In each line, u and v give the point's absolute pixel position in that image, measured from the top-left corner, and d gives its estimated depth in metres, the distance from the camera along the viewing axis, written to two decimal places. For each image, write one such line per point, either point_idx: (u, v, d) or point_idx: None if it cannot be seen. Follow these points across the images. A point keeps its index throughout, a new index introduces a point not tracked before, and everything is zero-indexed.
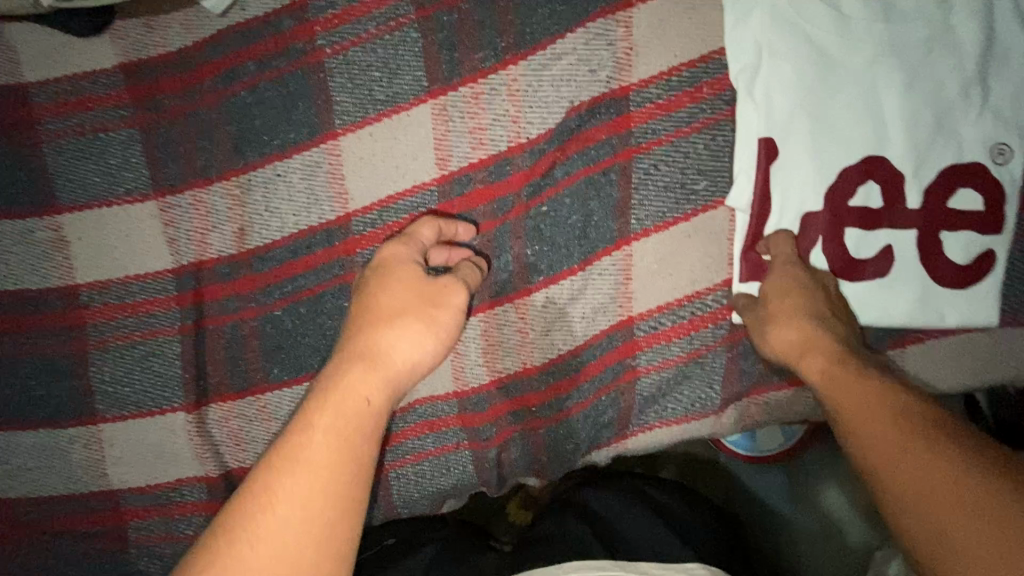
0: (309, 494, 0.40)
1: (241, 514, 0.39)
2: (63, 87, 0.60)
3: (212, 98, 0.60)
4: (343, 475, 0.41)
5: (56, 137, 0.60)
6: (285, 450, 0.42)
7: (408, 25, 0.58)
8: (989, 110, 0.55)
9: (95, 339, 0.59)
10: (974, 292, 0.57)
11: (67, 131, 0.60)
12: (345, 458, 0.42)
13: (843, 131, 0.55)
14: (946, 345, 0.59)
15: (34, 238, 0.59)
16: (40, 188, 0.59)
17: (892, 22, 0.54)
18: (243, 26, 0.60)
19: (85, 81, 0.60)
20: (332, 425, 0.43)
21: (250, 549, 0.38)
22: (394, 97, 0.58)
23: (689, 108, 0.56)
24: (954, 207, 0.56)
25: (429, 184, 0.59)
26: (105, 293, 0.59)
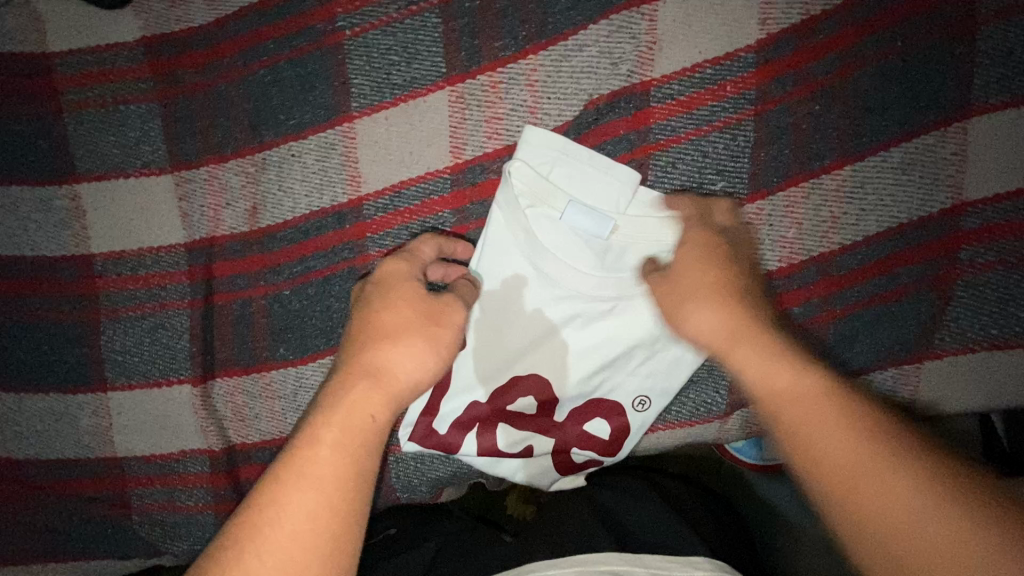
0: (307, 503, 0.39)
1: (250, 522, 0.39)
2: (86, 58, 0.61)
3: (232, 75, 0.60)
4: (348, 492, 0.41)
5: (77, 107, 0.60)
6: (290, 464, 0.41)
7: (429, 10, 0.57)
8: None
9: (107, 309, 0.60)
10: (1008, 310, 0.53)
11: (88, 102, 0.60)
12: (347, 471, 0.41)
13: (869, 137, 0.53)
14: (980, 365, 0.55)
15: (52, 205, 0.60)
16: (59, 157, 0.60)
17: (931, 24, 0.51)
18: (265, 4, 0.60)
19: (108, 53, 0.61)
20: (336, 441, 0.42)
21: (256, 562, 0.37)
22: (411, 82, 0.58)
23: (711, 106, 0.55)
24: (979, 223, 0.52)
25: (442, 172, 0.59)
26: (119, 264, 0.60)
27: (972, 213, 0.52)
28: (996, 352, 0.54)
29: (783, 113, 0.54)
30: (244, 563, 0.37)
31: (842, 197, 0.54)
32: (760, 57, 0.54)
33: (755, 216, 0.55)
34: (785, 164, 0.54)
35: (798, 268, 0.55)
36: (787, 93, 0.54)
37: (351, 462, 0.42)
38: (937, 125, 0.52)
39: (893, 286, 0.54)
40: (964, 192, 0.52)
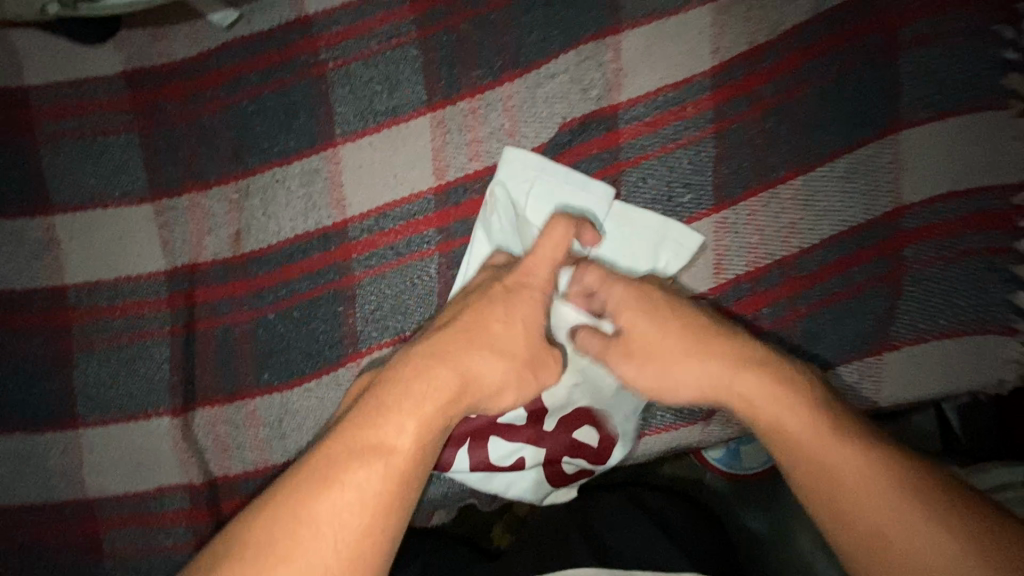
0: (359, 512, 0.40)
1: (297, 497, 0.40)
2: (64, 91, 0.61)
3: (215, 106, 0.61)
4: (393, 504, 0.41)
5: (53, 139, 0.60)
6: (349, 450, 0.42)
7: (409, 43, 0.61)
8: (961, 125, 0.57)
9: (80, 340, 0.58)
10: (954, 301, 0.58)
11: (65, 134, 0.60)
12: (400, 482, 0.42)
13: (816, 150, 0.59)
14: (937, 354, 0.58)
15: (25, 236, 0.59)
16: (34, 188, 0.59)
17: (859, 50, 0.58)
18: (248, 38, 0.62)
19: (87, 86, 0.61)
20: (400, 455, 0.42)
21: (300, 538, 0.39)
22: (394, 109, 0.61)
23: (674, 125, 0.59)
24: (919, 223, 0.58)
25: (426, 192, 0.61)
26: (95, 294, 0.59)
27: (911, 215, 0.58)
28: (946, 340, 0.58)
29: (739, 130, 0.59)
30: (289, 537, 0.39)
31: (797, 204, 0.59)
32: (715, 82, 0.59)
33: (721, 224, 0.60)
34: (745, 176, 0.59)
35: (763, 271, 0.60)
36: (741, 112, 0.59)
37: (409, 479, 0.42)
38: (873, 138, 0.58)
39: (849, 284, 0.59)
40: (902, 197, 0.58)
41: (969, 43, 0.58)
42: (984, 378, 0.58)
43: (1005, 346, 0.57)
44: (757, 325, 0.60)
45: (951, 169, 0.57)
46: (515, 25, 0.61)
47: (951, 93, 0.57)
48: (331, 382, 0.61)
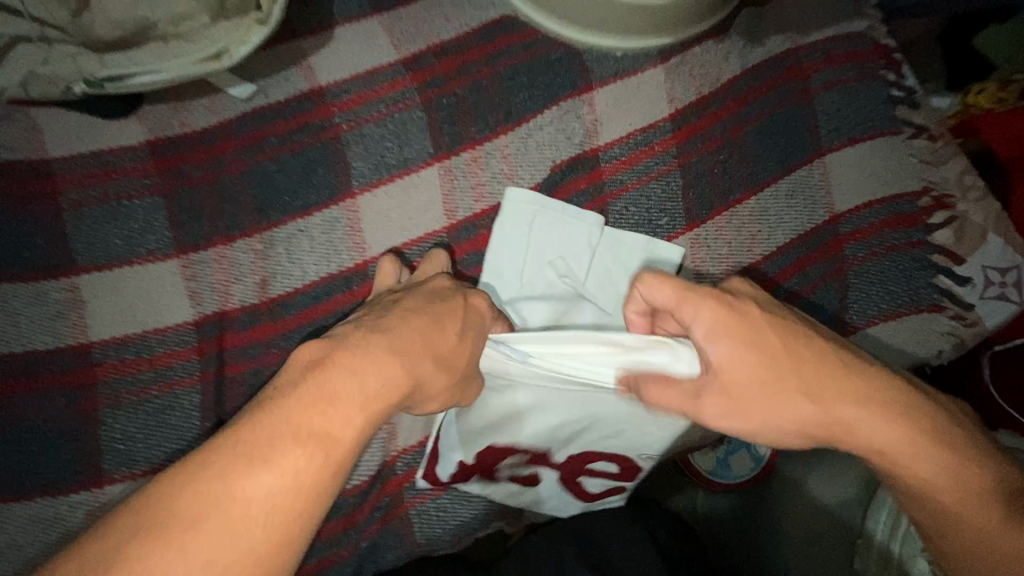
0: (274, 497, 0.37)
1: (181, 494, 0.35)
2: (88, 162, 0.65)
3: (236, 167, 0.67)
4: (307, 501, 0.38)
5: (78, 206, 0.63)
6: (258, 442, 0.38)
7: (414, 106, 0.70)
8: (869, 149, 0.72)
9: (107, 396, 0.59)
10: (891, 289, 0.69)
11: (91, 200, 0.64)
12: (322, 478, 0.39)
13: (763, 175, 0.71)
14: (885, 334, 0.69)
15: (48, 299, 0.60)
16: (58, 252, 0.62)
17: (783, 95, 0.72)
18: (266, 107, 0.69)
19: (110, 156, 0.65)
20: (323, 450, 0.39)
21: (194, 536, 0.34)
22: (405, 162, 0.68)
23: (646, 162, 0.70)
24: (851, 227, 0.70)
25: (438, 232, 0.68)
26: (122, 349, 0.60)
27: (844, 221, 0.71)
28: (890, 322, 0.69)
29: (699, 163, 0.71)
30: (177, 536, 0.34)
31: (754, 220, 0.70)
32: (674, 126, 0.71)
33: (695, 241, 0.70)
34: (709, 199, 0.70)
35: (735, 277, 0.70)
36: (698, 148, 0.71)
37: (329, 478, 0.39)
38: (805, 162, 0.71)
39: (806, 281, 0.70)
40: (835, 207, 0.71)
41: (862, 88, 0.73)
42: (921, 351, 0.70)
43: (936, 321, 0.69)
44: None
45: (868, 182, 0.71)
46: (504, 88, 0.71)
47: (856, 125, 0.72)
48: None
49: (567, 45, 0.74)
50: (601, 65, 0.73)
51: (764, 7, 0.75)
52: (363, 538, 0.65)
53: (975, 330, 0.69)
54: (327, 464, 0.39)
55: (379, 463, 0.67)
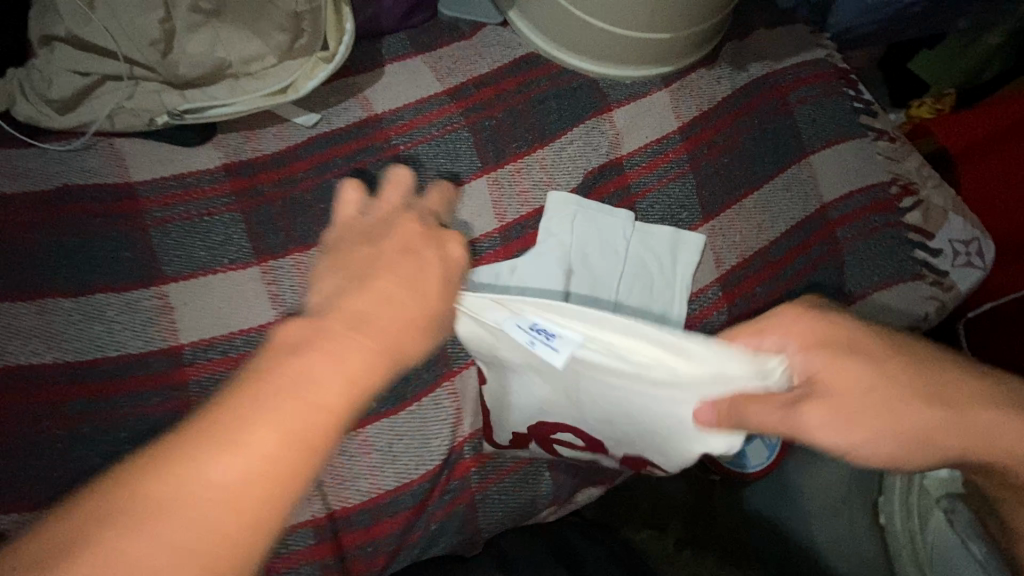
0: (241, 487, 0.32)
1: (122, 484, 0.30)
2: (170, 184, 0.71)
3: (306, 185, 0.74)
4: (283, 489, 0.33)
5: (162, 222, 0.68)
6: (213, 424, 0.32)
7: (461, 128, 0.80)
8: (844, 149, 0.85)
9: (197, 394, 0.62)
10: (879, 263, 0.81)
11: (173, 218, 0.69)
12: (296, 457, 0.33)
13: (762, 173, 0.83)
14: (881, 302, 0.80)
15: (139, 306, 0.64)
16: (145, 264, 0.66)
17: (770, 108, 0.86)
18: (329, 133, 0.77)
19: (190, 179, 0.72)
20: (292, 429, 0.33)
21: (146, 542, 0.29)
22: (457, 175, 0.78)
23: (664, 166, 0.81)
24: (839, 213, 0.83)
25: (490, 233, 0.76)
26: (210, 350, 0.64)
27: (833, 208, 0.83)
28: (883, 291, 0.80)
29: (708, 165, 0.82)
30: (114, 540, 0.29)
31: (760, 211, 0.82)
32: (684, 136, 0.83)
33: (712, 231, 0.80)
34: (720, 196, 0.81)
35: (749, 260, 0.80)
36: (706, 154, 0.83)
37: (296, 462, 0.33)
38: (794, 162, 0.84)
39: (809, 261, 0.81)
40: (824, 197, 0.83)
41: (831, 102, 0.88)
42: (912, 316, 0.81)
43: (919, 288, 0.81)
44: (755, 302, 0.79)
45: (847, 176, 0.84)
46: (537, 111, 0.82)
47: (831, 131, 0.86)
48: (429, 404, 0.69)
49: (585, 76, 0.86)
50: (616, 90, 0.86)
51: (744, 41, 0.90)
52: (433, 524, 0.67)
53: (952, 294, 0.81)
54: (285, 442, 0.33)
55: (447, 450, 0.69)
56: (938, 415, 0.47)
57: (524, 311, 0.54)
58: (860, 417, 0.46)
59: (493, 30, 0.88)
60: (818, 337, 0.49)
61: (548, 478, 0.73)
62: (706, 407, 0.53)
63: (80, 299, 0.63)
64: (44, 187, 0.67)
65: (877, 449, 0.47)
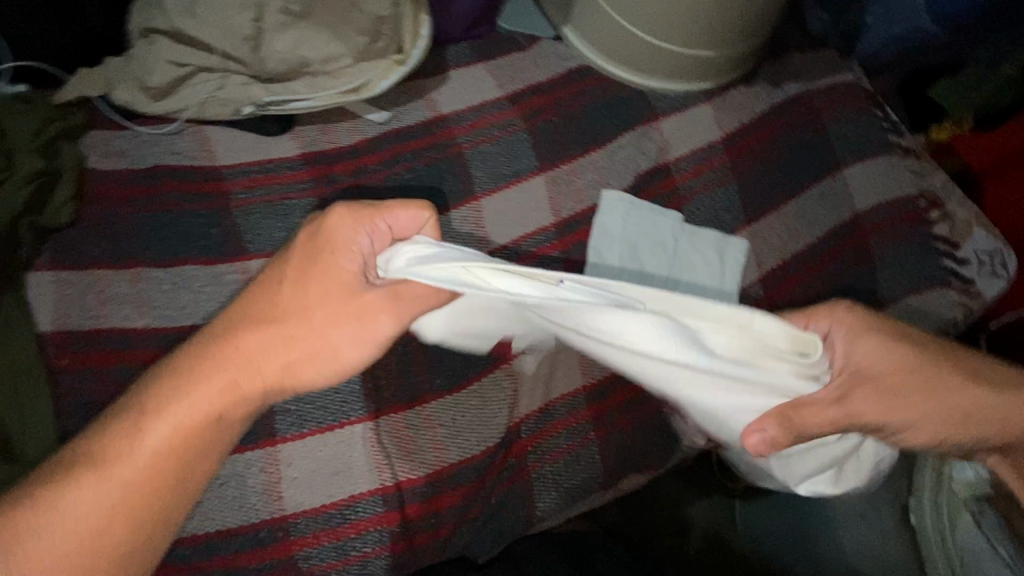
0: (110, 508, 0.51)
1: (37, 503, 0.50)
2: (253, 169, 0.75)
3: (378, 176, 0.79)
4: (145, 502, 0.51)
5: (245, 203, 0.73)
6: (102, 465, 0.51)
7: (521, 129, 0.85)
8: (875, 164, 0.91)
9: None
10: (910, 269, 0.86)
11: (256, 199, 0.73)
12: (145, 495, 0.51)
13: (800, 182, 0.88)
14: (911, 307, 0.85)
15: (224, 280, 0.68)
16: (232, 242, 0.70)
17: (806, 123, 0.92)
18: (399, 130, 0.83)
19: (271, 165, 0.76)
20: (158, 451, 0.52)
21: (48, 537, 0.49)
22: (517, 172, 0.82)
23: (710, 172, 0.86)
24: (872, 220, 0.88)
25: (548, 227, 0.81)
26: None
27: (867, 216, 0.88)
28: (913, 297, 0.85)
29: (750, 173, 0.87)
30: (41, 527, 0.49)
31: (798, 217, 0.87)
32: (727, 145, 0.89)
33: (753, 234, 0.85)
34: (760, 201, 0.86)
35: (788, 263, 0.85)
36: (748, 161, 0.88)
37: (167, 479, 0.52)
38: (829, 173, 0.90)
39: (844, 265, 0.85)
40: (857, 207, 0.88)
41: (861, 120, 0.94)
42: (941, 321, 0.85)
43: (947, 295, 0.86)
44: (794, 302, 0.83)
45: (879, 188, 0.90)
46: (590, 117, 0.88)
47: (862, 147, 0.92)
48: (489, 383, 0.71)
49: (634, 88, 0.92)
50: (663, 102, 0.92)
51: (781, 62, 0.97)
52: (492, 497, 0.69)
53: (979, 301, 0.86)
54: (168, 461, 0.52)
55: (505, 428, 0.70)
56: (972, 403, 0.62)
57: (563, 282, 0.51)
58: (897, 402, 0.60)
59: (549, 43, 0.94)
60: (868, 356, 0.62)
61: (599, 462, 0.74)
62: (725, 342, 0.53)
63: (172, 271, 0.68)
64: (141, 167, 0.72)
65: (913, 434, 0.62)
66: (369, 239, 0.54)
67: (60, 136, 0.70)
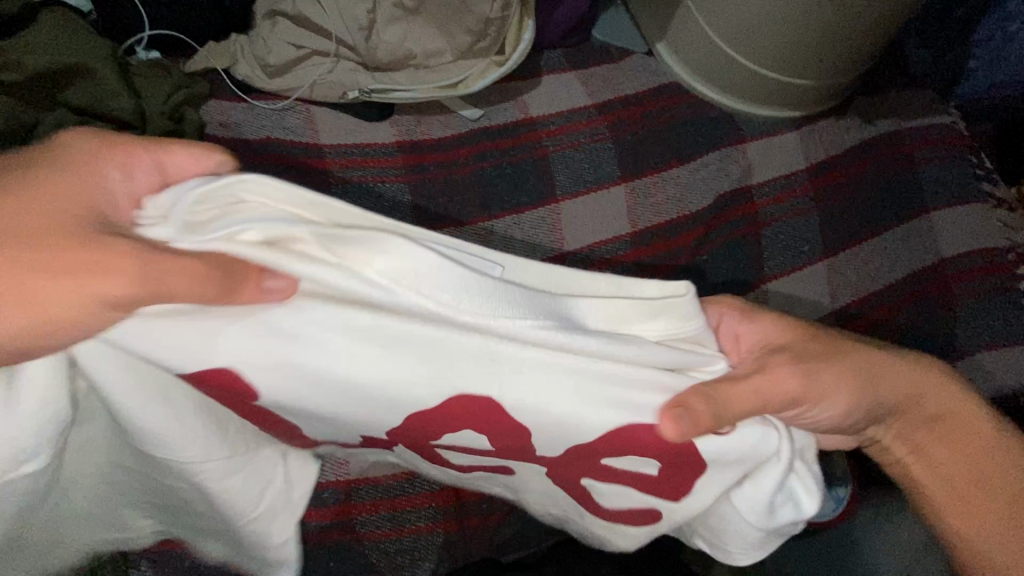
0: None
1: None
2: (353, 151, 0.80)
3: (466, 169, 0.82)
4: None
5: (344, 183, 0.78)
6: None
7: (607, 138, 0.87)
8: (967, 211, 0.89)
9: None
10: (993, 322, 0.83)
11: (353, 180, 0.78)
12: None
13: (884, 220, 0.87)
14: (991, 361, 0.82)
15: None
16: None
17: (896, 162, 0.90)
18: (489, 127, 0.86)
19: (369, 148, 0.81)
20: None
21: None
22: (599, 179, 0.84)
23: (791, 200, 0.86)
24: (958, 268, 0.85)
25: (623, 236, 0.82)
26: None
27: (953, 263, 0.85)
28: (993, 351, 0.82)
29: (832, 206, 0.86)
30: None
31: (877, 255, 0.85)
32: (811, 175, 0.88)
33: (830, 268, 0.84)
34: (841, 235, 0.85)
35: (864, 301, 0.83)
36: (831, 194, 0.87)
37: None
38: (915, 215, 0.88)
39: (923, 310, 0.83)
40: (942, 252, 0.86)
41: (954, 166, 0.92)
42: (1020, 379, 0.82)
43: None
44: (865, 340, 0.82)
45: (968, 236, 0.87)
46: (675, 133, 0.89)
47: (953, 192, 0.90)
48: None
49: (722, 109, 0.93)
50: (749, 125, 0.92)
51: (874, 97, 0.96)
52: None
53: None
54: None
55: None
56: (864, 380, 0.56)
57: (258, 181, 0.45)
58: (814, 369, 0.52)
59: (642, 57, 0.96)
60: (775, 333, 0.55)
61: None
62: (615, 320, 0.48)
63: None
64: (253, 137, 0.78)
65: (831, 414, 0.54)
66: (125, 174, 0.44)
67: (185, 101, 0.75)
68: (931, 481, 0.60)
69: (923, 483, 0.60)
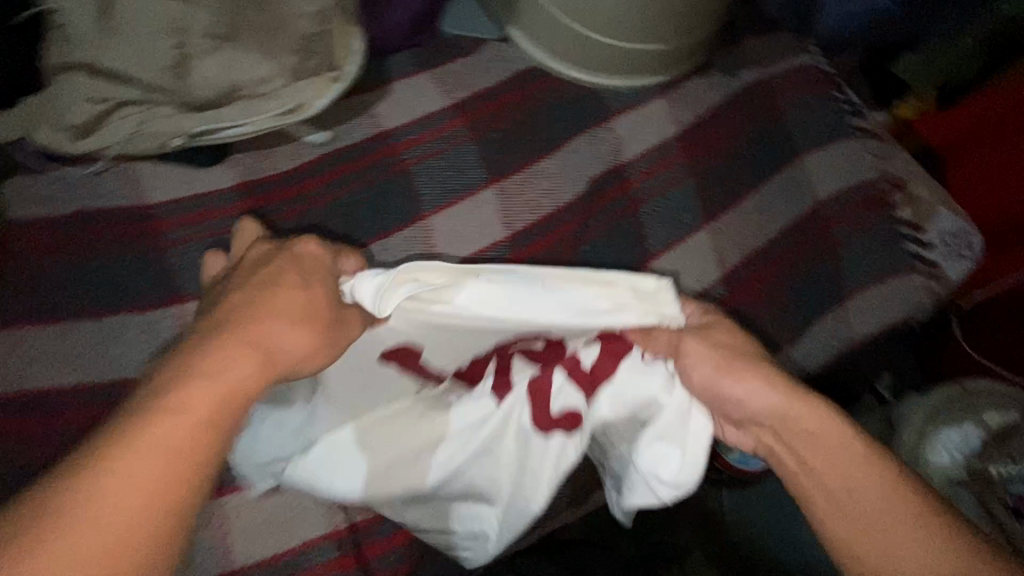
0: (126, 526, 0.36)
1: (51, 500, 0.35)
2: (188, 205, 0.73)
3: (321, 200, 0.76)
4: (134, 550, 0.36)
5: (182, 242, 0.71)
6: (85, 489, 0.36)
7: (468, 140, 0.82)
8: (836, 151, 0.89)
9: None
10: (874, 258, 0.85)
11: (191, 238, 0.71)
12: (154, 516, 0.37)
13: (758, 176, 0.86)
14: (875, 295, 0.84)
15: (159, 326, 0.68)
16: (166, 285, 0.69)
17: (762, 113, 0.90)
18: (339, 151, 0.80)
19: (205, 199, 0.74)
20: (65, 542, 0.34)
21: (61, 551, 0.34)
22: (466, 186, 0.79)
23: (665, 172, 0.84)
24: (834, 211, 0.86)
25: (500, 242, 0.78)
26: None
27: (828, 206, 0.86)
28: (877, 285, 0.84)
29: (705, 170, 0.85)
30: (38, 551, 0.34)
31: (757, 211, 0.85)
32: (682, 142, 0.86)
33: (713, 233, 0.83)
34: (719, 198, 0.84)
35: (750, 260, 0.83)
36: (703, 159, 0.85)
37: (132, 535, 0.36)
38: (788, 163, 0.87)
39: (808, 258, 0.84)
40: (818, 196, 0.86)
41: (820, 106, 0.92)
42: (905, 308, 0.84)
43: (912, 280, 0.85)
44: (757, 299, 0.82)
45: (840, 176, 0.88)
46: (539, 123, 0.85)
47: (822, 133, 0.90)
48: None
49: (586, 86, 0.89)
50: (614, 99, 0.89)
51: (735, 48, 0.94)
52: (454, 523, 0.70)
53: (945, 286, 0.85)
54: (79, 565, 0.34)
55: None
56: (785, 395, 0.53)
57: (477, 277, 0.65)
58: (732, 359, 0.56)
59: (495, 44, 0.91)
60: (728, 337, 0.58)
61: None
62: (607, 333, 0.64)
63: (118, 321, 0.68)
64: (65, 214, 0.71)
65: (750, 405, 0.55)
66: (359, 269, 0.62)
67: None
68: (830, 509, 0.50)
69: (832, 528, 0.50)
